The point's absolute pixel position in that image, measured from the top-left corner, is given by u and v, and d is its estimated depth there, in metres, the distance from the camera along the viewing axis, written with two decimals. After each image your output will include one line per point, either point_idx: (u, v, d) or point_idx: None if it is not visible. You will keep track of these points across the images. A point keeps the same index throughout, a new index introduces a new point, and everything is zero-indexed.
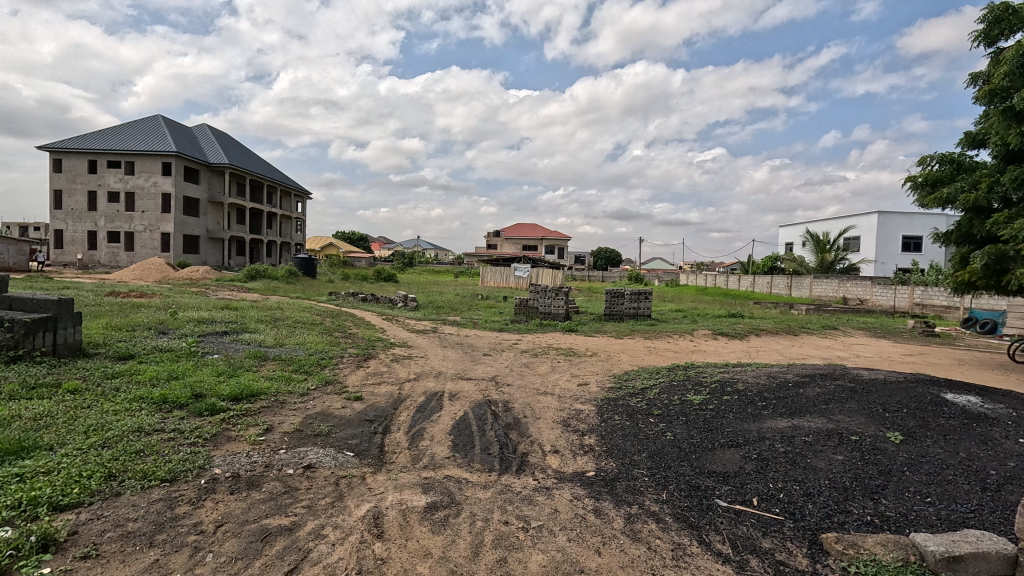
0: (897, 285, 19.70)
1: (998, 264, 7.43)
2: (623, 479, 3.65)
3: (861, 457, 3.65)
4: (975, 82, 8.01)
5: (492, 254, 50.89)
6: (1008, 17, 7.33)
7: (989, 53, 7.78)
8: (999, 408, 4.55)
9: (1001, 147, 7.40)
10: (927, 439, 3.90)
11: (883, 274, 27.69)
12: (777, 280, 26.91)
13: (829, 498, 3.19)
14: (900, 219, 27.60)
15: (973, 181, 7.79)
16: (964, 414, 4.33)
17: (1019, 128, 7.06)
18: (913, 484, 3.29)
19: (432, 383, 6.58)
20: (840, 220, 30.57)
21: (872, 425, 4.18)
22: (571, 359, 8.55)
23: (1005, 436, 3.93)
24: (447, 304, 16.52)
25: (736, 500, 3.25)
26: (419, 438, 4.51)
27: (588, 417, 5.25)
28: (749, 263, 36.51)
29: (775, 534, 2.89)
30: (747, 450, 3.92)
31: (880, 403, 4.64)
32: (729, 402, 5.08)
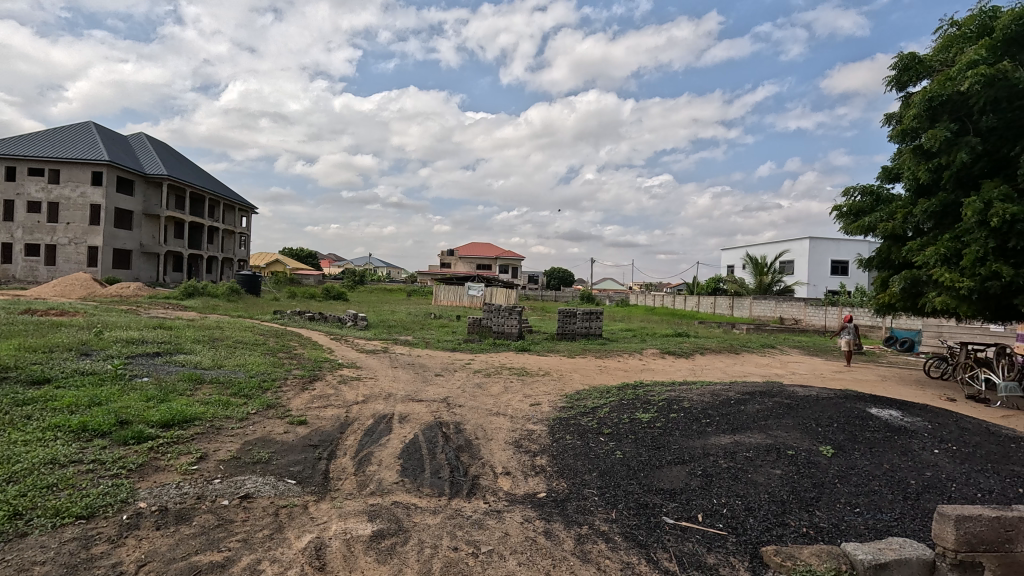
0: (827, 306, 21.12)
1: (914, 287, 8.15)
2: (574, 500, 3.66)
3: (797, 470, 3.84)
4: (891, 120, 8.83)
5: (444, 273, 50.75)
6: (915, 66, 8.17)
7: (901, 96, 8.60)
8: (917, 421, 4.91)
9: (913, 181, 8.20)
10: (856, 452, 4.15)
11: (816, 296, 29.42)
12: (719, 301, 28.18)
13: (769, 512, 3.32)
14: (828, 245, 29.65)
15: (890, 212, 8.59)
16: (887, 428, 4.64)
17: (928, 164, 7.83)
18: (843, 496, 3.48)
19: (382, 406, 6.38)
20: (776, 245, 32.59)
21: (806, 440, 4.42)
22: (523, 379, 8.58)
23: (923, 447, 4.25)
24: (398, 324, 16.22)
25: (682, 517, 3.32)
26: (366, 463, 4.37)
27: (540, 437, 5.25)
28: (694, 284, 38.14)
29: (719, 549, 2.96)
30: (693, 467, 4.03)
31: (813, 419, 4.91)
32: (675, 420, 5.22)
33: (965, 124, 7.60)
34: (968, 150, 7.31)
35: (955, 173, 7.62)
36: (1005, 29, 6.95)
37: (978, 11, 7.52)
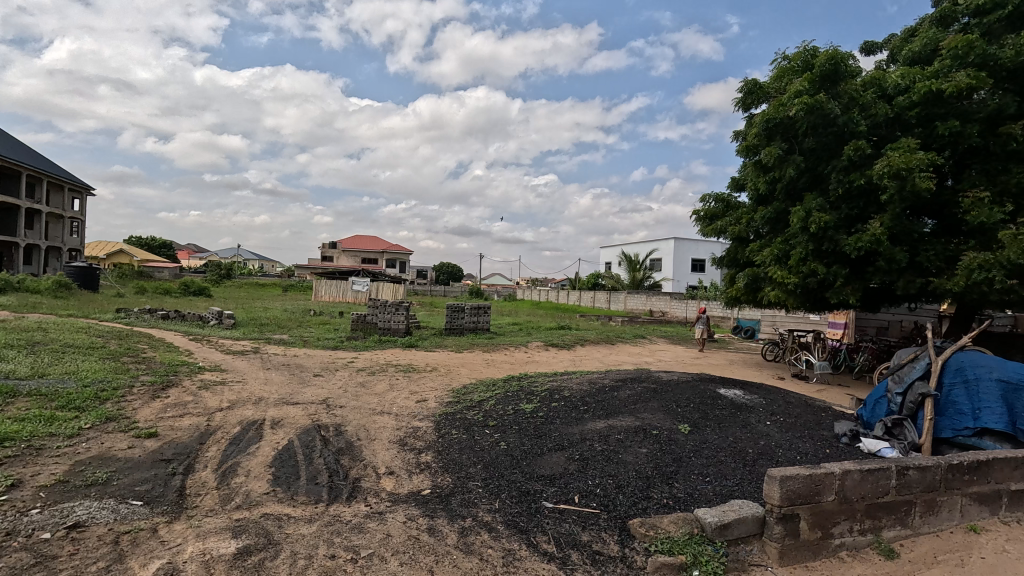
0: (688, 300, 23.63)
1: (755, 283, 9.45)
2: (458, 493, 3.68)
3: (660, 448, 4.25)
4: (738, 136, 10.09)
5: (326, 267, 47.89)
6: (756, 91, 9.45)
7: (745, 117, 9.88)
8: (755, 398, 5.71)
9: (755, 191, 9.52)
10: (707, 428, 4.71)
11: (680, 291, 32.74)
12: (598, 296, 30.14)
13: (635, 488, 3.63)
14: (690, 245, 33.14)
15: (737, 217, 9.91)
16: (732, 406, 5.33)
17: (765, 177, 9.12)
18: (697, 467, 3.93)
19: (251, 411, 5.84)
20: (646, 244, 35.62)
21: (668, 420, 4.91)
22: (409, 376, 8.41)
23: (759, 420, 4.95)
24: (273, 322, 14.98)
25: (561, 500, 3.51)
26: (232, 474, 3.97)
27: (425, 434, 5.19)
28: (575, 279, 40.32)
29: (592, 526, 3.18)
30: (571, 452, 4.27)
31: (674, 401, 5.47)
32: (556, 408, 5.49)
33: (793, 145, 8.93)
34: (794, 167, 8.62)
35: (785, 186, 8.97)
36: (822, 66, 8.22)
37: (802, 49, 8.80)
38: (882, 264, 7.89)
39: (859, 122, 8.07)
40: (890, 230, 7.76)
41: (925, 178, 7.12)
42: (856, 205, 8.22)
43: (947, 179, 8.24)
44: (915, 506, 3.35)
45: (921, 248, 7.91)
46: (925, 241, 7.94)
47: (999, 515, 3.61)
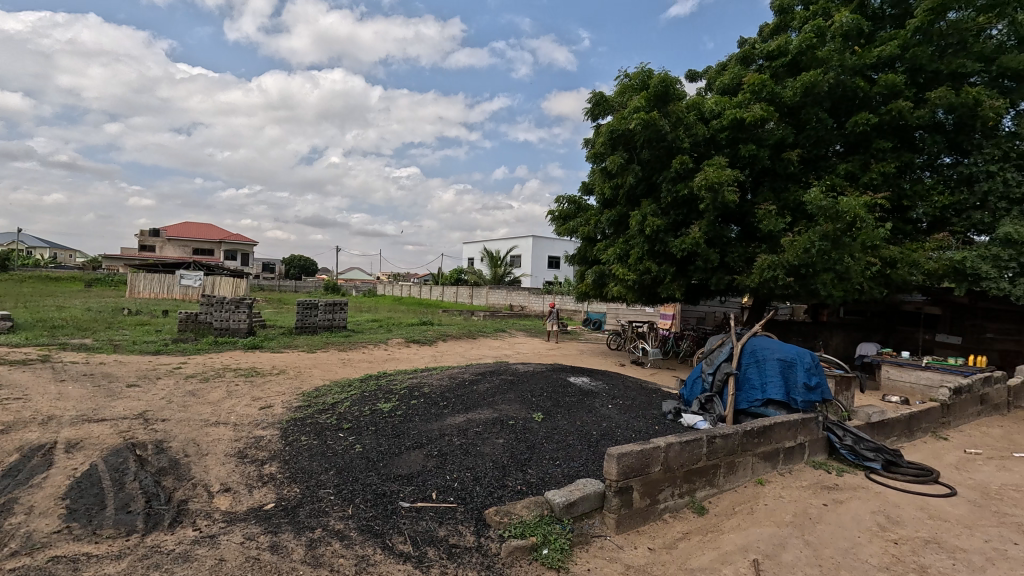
0: (545, 295, 25.05)
1: (601, 279, 10.39)
2: (307, 504, 3.44)
3: (516, 437, 4.45)
4: (588, 143, 10.95)
5: (146, 258, 41.01)
6: (603, 103, 10.37)
7: (594, 126, 10.79)
8: (600, 384, 6.28)
9: (602, 196, 10.49)
10: (558, 415, 5.05)
11: (537, 286, 34.54)
12: (461, 291, 30.44)
13: (492, 478, 3.75)
14: (546, 243, 35.08)
15: (587, 218, 10.85)
16: (580, 392, 5.79)
17: (610, 183, 10.12)
18: (548, 452, 4.20)
19: (37, 434, 4.76)
20: (507, 241, 36.88)
21: (523, 409, 5.16)
22: (252, 380, 7.61)
23: (602, 404, 5.45)
24: (71, 323, 12.39)
25: (418, 498, 3.47)
26: (5, 515, 3.20)
27: (270, 443, 4.75)
28: (438, 275, 40.17)
29: (449, 521, 3.21)
30: (430, 448, 4.25)
31: (529, 391, 5.77)
32: (415, 406, 5.42)
33: (632, 155, 9.97)
34: (633, 175, 9.63)
35: (626, 192, 9.99)
36: (655, 87, 9.25)
37: (640, 70, 9.82)
38: (700, 263, 9.23)
39: (684, 140, 9.29)
40: (706, 234, 9.07)
41: (731, 192, 8.44)
42: (681, 212, 9.49)
43: (747, 193, 9.92)
44: (720, 468, 3.98)
45: (728, 250, 9.42)
46: (731, 245, 9.47)
47: (777, 468, 4.47)
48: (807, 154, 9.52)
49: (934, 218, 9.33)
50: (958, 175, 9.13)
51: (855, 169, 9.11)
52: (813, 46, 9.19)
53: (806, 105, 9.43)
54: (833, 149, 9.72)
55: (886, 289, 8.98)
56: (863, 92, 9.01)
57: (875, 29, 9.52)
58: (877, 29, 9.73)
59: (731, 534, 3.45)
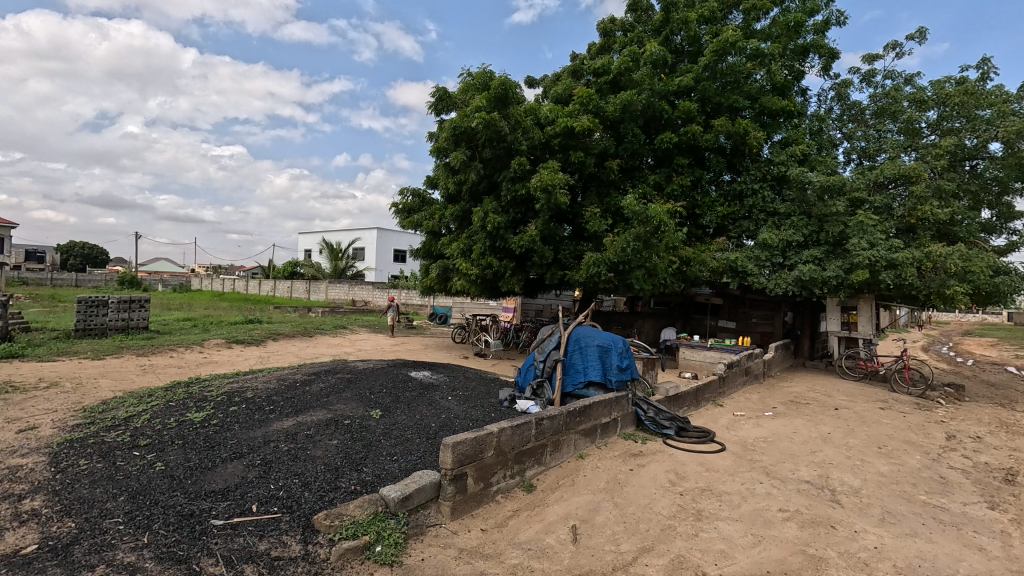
0: (389, 289, 24.38)
1: (445, 273, 10.49)
2: (85, 539, 2.87)
3: (351, 437, 4.29)
4: (431, 137, 10.92)
5: None
6: (446, 99, 10.44)
7: (437, 121, 10.83)
8: (440, 377, 6.37)
9: (446, 191, 10.64)
10: (397, 410, 4.99)
11: (381, 281, 33.33)
12: (296, 285, 28.02)
13: (323, 481, 3.56)
14: (391, 236, 34.05)
15: (431, 213, 10.92)
16: (420, 386, 5.81)
17: (454, 179, 10.32)
18: (385, 449, 4.13)
19: None
20: (348, 233, 34.93)
21: (360, 408, 4.99)
22: (6, 398, 6.05)
23: (442, 396, 5.54)
24: None
25: (234, 514, 3.14)
26: None
27: (32, 473, 3.84)
28: (269, 267, 36.38)
29: (272, 533, 2.97)
30: (251, 458, 3.87)
31: (367, 388, 5.60)
32: (235, 413, 4.87)
33: (474, 153, 10.22)
34: (475, 173, 9.89)
35: (469, 188, 10.29)
36: (496, 89, 9.55)
37: (482, 71, 10.06)
38: (536, 259, 9.89)
39: (522, 142, 9.81)
40: (541, 232, 9.73)
41: (562, 194, 9.18)
42: (519, 211, 10.06)
43: (576, 195, 10.90)
44: (547, 446, 4.35)
45: (560, 248, 10.26)
46: (563, 243, 10.32)
47: (595, 442, 5.03)
48: (625, 165, 10.80)
49: (717, 225, 11.32)
50: (734, 190, 11.22)
51: (661, 180, 10.63)
52: (630, 69, 10.43)
53: (624, 121, 10.65)
54: (645, 162, 11.17)
55: (683, 283, 10.67)
56: (667, 114, 10.53)
57: (676, 61, 11.18)
58: (678, 62, 11.43)
59: (555, 506, 3.80)
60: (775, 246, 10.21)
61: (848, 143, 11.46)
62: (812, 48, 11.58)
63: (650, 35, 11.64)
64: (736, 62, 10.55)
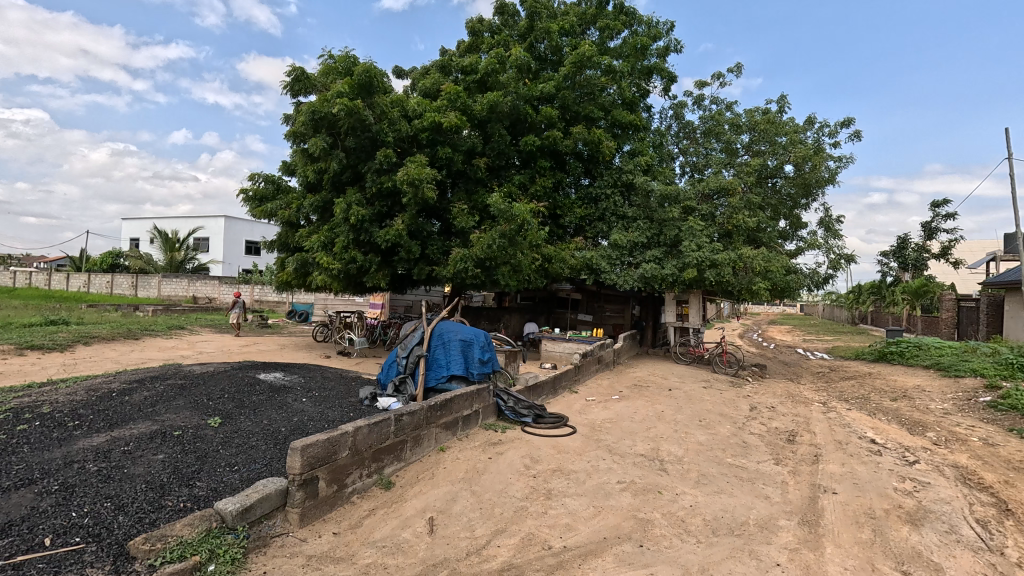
0: (240, 284, 21.99)
1: (303, 267, 9.80)
2: None
3: (182, 449, 3.82)
4: (287, 120, 10.10)
5: None
6: (303, 80, 9.71)
7: (294, 103, 10.03)
8: (294, 379, 5.96)
9: (304, 179, 9.94)
10: (241, 417, 4.57)
11: (230, 275, 29.93)
12: (118, 280, 23.87)
13: (143, 502, 3.13)
14: (241, 226, 30.65)
15: (287, 202, 10.14)
16: (270, 390, 5.37)
17: (313, 167, 9.69)
18: (224, 459, 3.76)
19: None
20: (188, 220, 30.68)
21: (195, 416, 4.46)
22: None
23: (295, 399, 5.19)
24: None
25: (18, 552, 2.61)
26: None
27: None
28: (81, 258, 30.48)
29: (71, 568, 2.53)
30: (45, 483, 3.24)
31: (205, 395, 5.02)
32: (24, 432, 4.03)
33: (336, 140, 9.68)
34: (337, 162, 9.38)
35: (330, 177, 9.74)
36: (359, 75, 9.10)
37: (345, 54, 9.52)
38: (403, 254, 9.69)
39: (388, 133, 9.53)
40: (408, 227, 9.57)
41: (430, 188, 9.09)
42: (385, 204, 9.77)
43: (444, 191, 10.92)
44: (407, 442, 4.33)
45: (428, 243, 10.20)
46: (431, 238, 10.28)
47: (456, 434, 5.13)
48: (492, 163, 11.08)
49: (576, 225, 12.17)
50: (590, 194, 12.17)
51: (525, 181, 11.12)
52: (496, 70, 10.72)
53: (491, 121, 10.90)
54: (511, 162, 11.57)
55: (545, 279, 11.30)
56: (531, 118, 11.01)
57: (540, 68, 11.76)
58: (541, 69, 12.02)
59: (412, 501, 3.80)
60: (624, 246, 11.30)
61: (683, 157, 13.10)
62: (656, 70, 12.99)
63: (516, 40, 12.07)
64: (592, 75, 11.42)
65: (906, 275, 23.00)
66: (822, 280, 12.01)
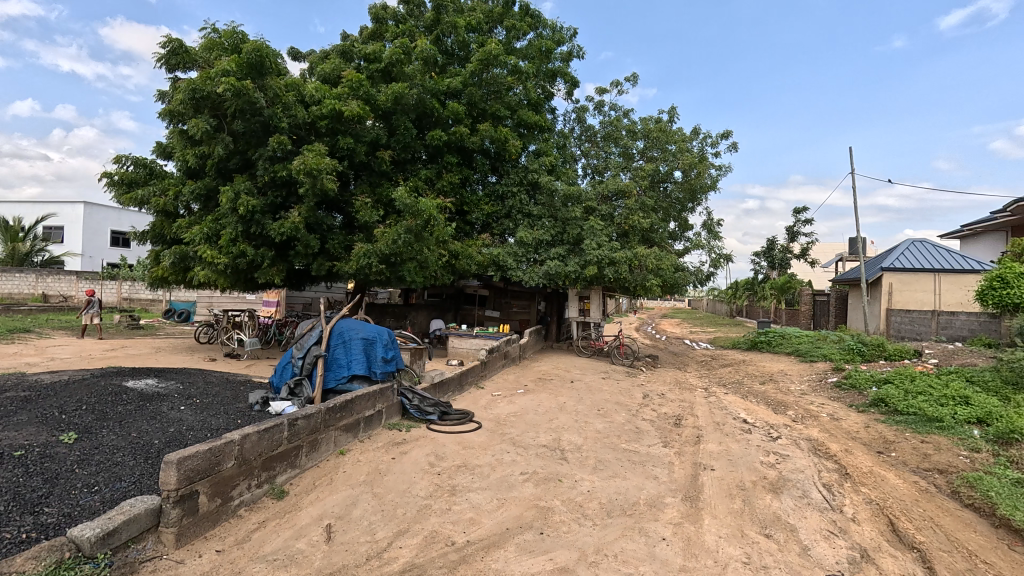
0: (104, 281, 19.35)
1: (182, 262, 8.85)
2: None
3: (24, 472, 3.28)
4: (162, 97, 9.05)
5: None
6: (181, 53, 8.75)
7: (170, 78, 9.02)
8: (170, 386, 5.37)
9: (183, 163, 8.99)
10: (102, 430, 4.02)
11: (92, 270, 26.19)
12: None
13: None
14: (106, 214, 26.95)
15: (162, 188, 9.11)
16: (140, 399, 4.80)
17: (194, 150, 8.79)
18: (80, 480, 3.29)
19: None
20: (35, 206, 26.33)
21: (42, 432, 3.85)
22: None
23: (171, 407, 4.69)
24: None
25: None
26: None
27: None
28: None
29: None
30: None
31: (56, 407, 4.36)
32: None
33: (221, 123, 8.85)
34: (222, 146, 8.58)
35: (215, 163, 8.88)
36: (248, 54, 8.38)
37: (232, 29, 8.73)
38: (300, 248, 9.11)
39: (282, 119, 8.91)
40: (306, 220, 9.01)
41: (329, 180, 8.62)
42: (279, 194, 9.13)
43: (346, 183, 10.44)
44: (302, 447, 4.10)
45: (328, 237, 9.69)
46: (332, 232, 9.78)
47: (358, 436, 4.95)
48: (397, 157, 10.77)
49: (483, 222, 12.24)
50: (497, 191, 12.30)
51: (432, 176, 10.95)
52: (401, 61, 10.42)
53: (396, 113, 10.59)
54: (417, 156, 11.34)
55: (453, 276, 11.24)
56: (437, 112, 10.86)
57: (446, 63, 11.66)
58: (448, 63, 11.91)
59: (308, 509, 3.60)
60: (530, 243, 11.57)
61: (585, 159, 13.69)
62: (560, 74, 13.43)
63: (422, 31, 11.86)
64: (498, 74, 11.53)
65: (773, 273, 26.03)
66: (706, 277, 13.21)
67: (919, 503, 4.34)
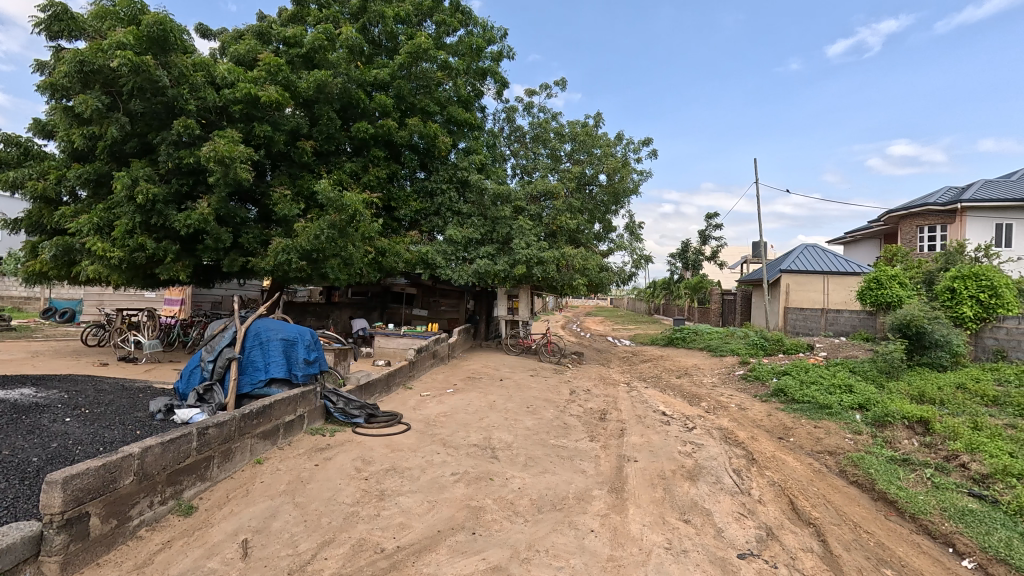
0: None
1: (66, 255, 7.82)
2: None
3: None
4: (41, 68, 7.97)
5: None
6: (67, 19, 7.68)
7: (52, 47, 7.94)
8: (51, 395, 4.75)
9: (67, 144, 7.99)
10: None
11: None
12: None
13: None
14: None
15: (41, 170, 8.05)
16: (12, 411, 4.19)
17: (82, 130, 7.78)
18: None
19: None
20: None
21: None
22: None
23: (52, 420, 4.14)
24: None
25: None
26: None
27: None
28: None
29: None
30: None
31: None
32: None
33: (117, 101, 7.97)
34: (117, 127, 7.68)
35: (107, 146, 7.95)
36: (149, 27, 7.52)
37: None
38: (209, 242, 8.41)
39: (188, 101, 8.19)
40: (216, 211, 8.35)
41: (244, 169, 8.01)
42: (185, 182, 8.41)
43: (262, 174, 9.81)
44: (213, 458, 3.78)
45: (242, 231, 9.05)
46: (246, 226, 9.14)
47: (277, 444, 4.65)
48: (319, 148, 10.23)
49: (411, 219, 11.97)
50: (425, 187, 12.07)
51: (357, 169, 10.54)
52: (324, 48, 9.91)
53: (318, 102, 10.06)
54: (341, 148, 10.85)
55: (379, 274, 10.87)
56: (363, 103, 10.45)
57: (373, 53, 11.26)
58: (375, 54, 11.50)
59: (221, 524, 3.33)
60: (459, 242, 11.49)
61: (514, 159, 13.80)
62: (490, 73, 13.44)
63: (347, 19, 11.37)
64: (427, 68, 11.33)
65: (687, 273, 27.76)
66: (628, 277, 13.80)
67: (814, 483, 4.82)
